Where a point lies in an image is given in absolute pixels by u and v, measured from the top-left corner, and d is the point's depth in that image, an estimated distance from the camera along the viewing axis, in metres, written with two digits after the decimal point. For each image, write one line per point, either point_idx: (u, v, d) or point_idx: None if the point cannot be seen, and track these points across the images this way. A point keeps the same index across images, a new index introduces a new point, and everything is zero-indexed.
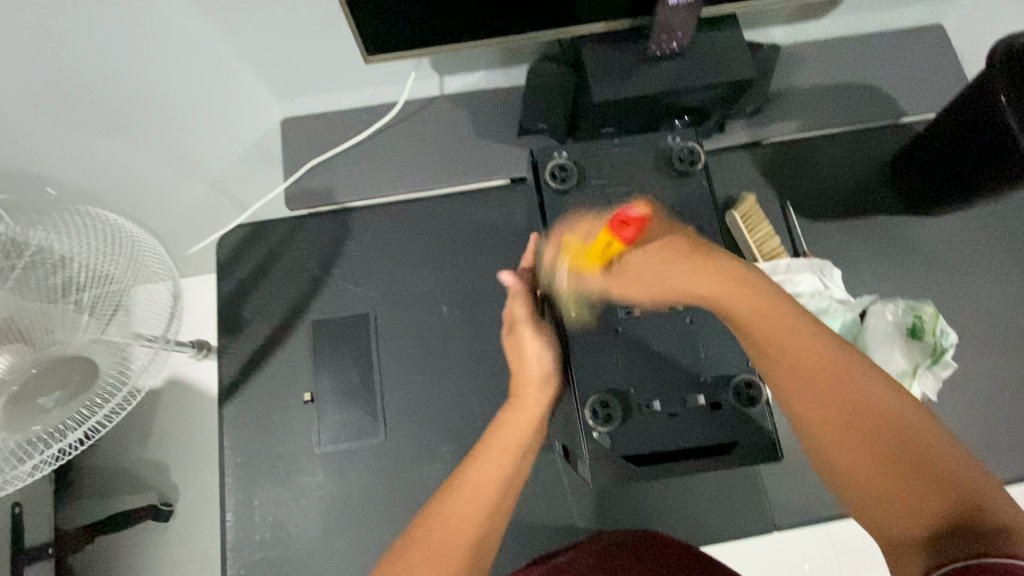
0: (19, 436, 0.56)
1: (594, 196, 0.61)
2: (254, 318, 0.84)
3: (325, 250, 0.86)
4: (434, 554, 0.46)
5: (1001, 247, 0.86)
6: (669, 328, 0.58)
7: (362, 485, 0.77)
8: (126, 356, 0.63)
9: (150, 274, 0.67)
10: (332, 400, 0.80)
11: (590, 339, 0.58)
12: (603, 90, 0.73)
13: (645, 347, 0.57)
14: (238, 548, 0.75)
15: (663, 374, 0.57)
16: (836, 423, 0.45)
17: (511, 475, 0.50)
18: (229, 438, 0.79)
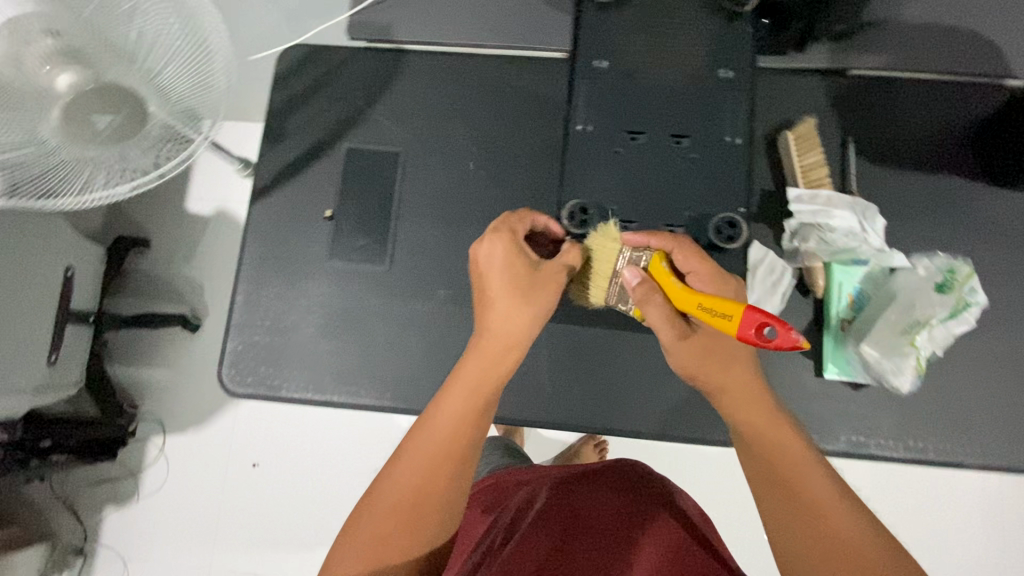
0: (71, 151, 0.64)
1: (632, 26, 0.70)
2: (296, 131, 0.87)
3: (374, 84, 0.89)
4: (425, 465, 0.55)
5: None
6: (663, 159, 0.69)
7: (359, 303, 0.83)
8: (177, 136, 0.69)
9: (211, 75, 0.70)
10: (349, 222, 0.85)
11: (591, 153, 0.69)
12: None
13: (637, 170, 0.69)
14: (240, 327, 0.82)
15: (644, 198, 0.68)
16: (778, 480, 0.54)
17: (479, 415, 0.58)
18: (252, 232, 0.84)
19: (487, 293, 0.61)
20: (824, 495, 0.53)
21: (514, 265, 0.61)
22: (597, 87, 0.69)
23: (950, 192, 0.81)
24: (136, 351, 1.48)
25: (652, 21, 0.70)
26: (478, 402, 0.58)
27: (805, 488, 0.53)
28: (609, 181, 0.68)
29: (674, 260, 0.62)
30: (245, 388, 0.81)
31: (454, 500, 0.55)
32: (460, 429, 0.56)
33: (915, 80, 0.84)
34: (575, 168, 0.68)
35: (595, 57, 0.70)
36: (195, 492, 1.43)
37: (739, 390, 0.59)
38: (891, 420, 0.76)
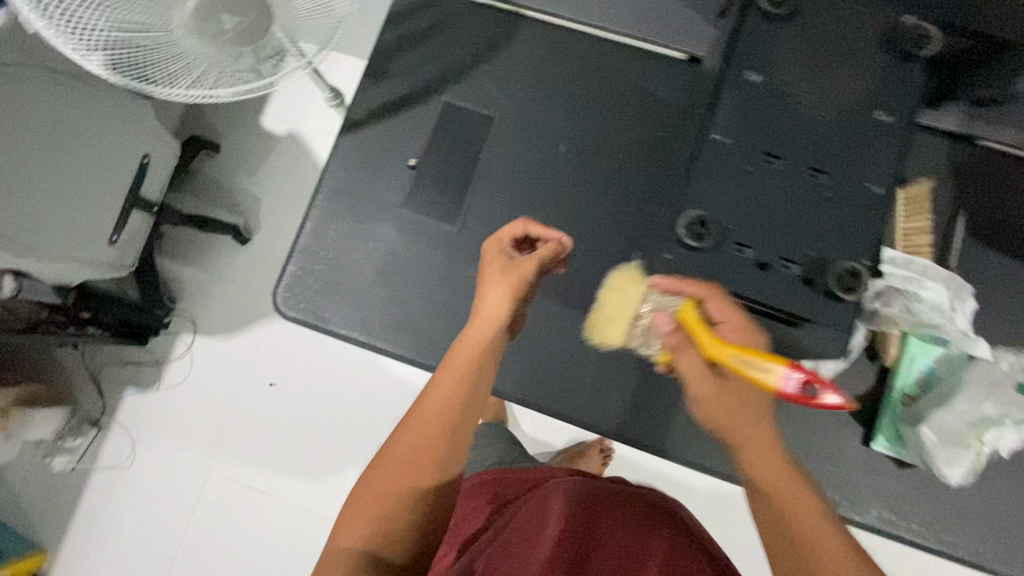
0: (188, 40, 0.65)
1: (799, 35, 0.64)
2: (398, 74, 0.86)
3: (485, 42, 0.87)
4: (417, 438, 0.56)
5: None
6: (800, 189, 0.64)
7: (421, 257, 0.83)
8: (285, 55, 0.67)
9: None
10: (430, 175, 0.84)
11: (724, 166, 0.64)
12: None
13: (768, 196, 0.63)
14: (304, 253, 0.83)
15: (769, 230, 0.63)
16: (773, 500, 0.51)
17: (468, 386, 0.59)
18: (335, 163, 0.85)
19: (484, 280, 0.65)
20: (809, 509, 0.50)
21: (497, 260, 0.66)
22: (746, 96, 0.65)
23: None
24: (186, 249, 1.52)
25: (821, 38, 0.65)
26: (462, 372, 0.59)
27: (797, 511, 0.50)
28: (737, 198, 0.63)
29: (708, 309, 0.60)
30: (296, 313, 0.82)
31: (449, 462, 0.56)
32: (451, 397, 0.58)
33: None
34: (704, 174, 0.64)
35: (751, 64, 0.65)
36: (213, 396, 1.48)
37: (762, 439, 0.55)
38: (929, 507, 0.73)
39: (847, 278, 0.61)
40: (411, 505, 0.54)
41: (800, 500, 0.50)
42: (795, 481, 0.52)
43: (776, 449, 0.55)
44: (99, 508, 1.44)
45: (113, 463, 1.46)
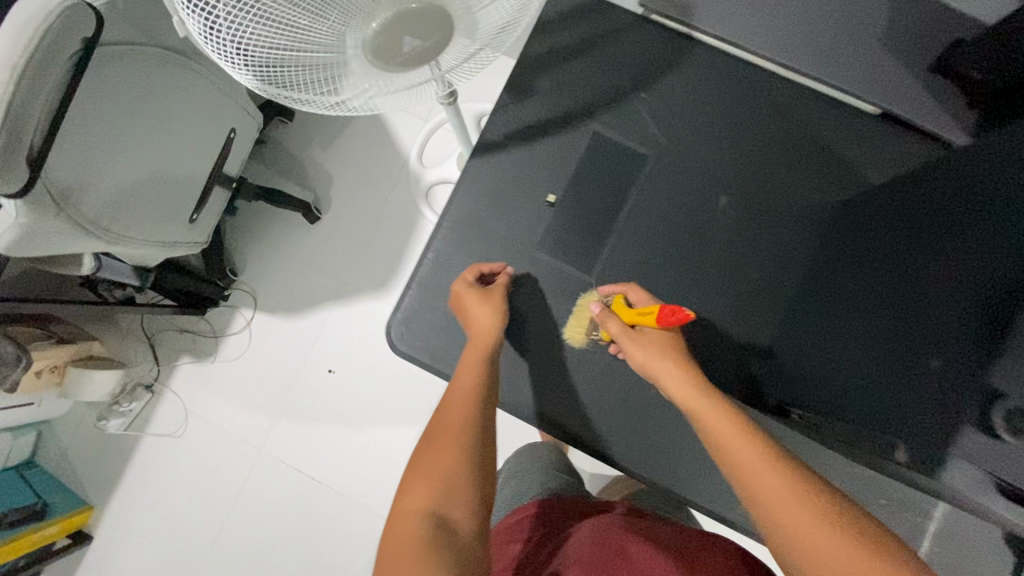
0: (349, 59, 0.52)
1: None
2: (544, 92, 0.77)
3: (647, 67, 0.76)
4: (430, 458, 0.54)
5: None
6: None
7: (551, 304, 0.75)
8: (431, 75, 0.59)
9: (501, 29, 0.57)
10: (570, 214, 0.75)
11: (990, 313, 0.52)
12: None
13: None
14: (424, 284, 0.76)
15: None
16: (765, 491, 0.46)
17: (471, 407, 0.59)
18: (466, 188, 0.76)
19: (467, 307, 0.69)
20: (768, 461, 0.48)
21: (466, 289, 0.70)
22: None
23: None
24: (252, 221, 1.45)
25: None
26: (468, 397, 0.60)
27: (759, 484, 0.47)
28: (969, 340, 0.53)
29: (635, 301, 0.69)
30: (410, 350, 0.75)
31: (488, 455, 0.56)
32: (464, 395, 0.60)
33: None
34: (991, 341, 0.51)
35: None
36: (271, 375, 1.42)
37: (729, 435, 0.52)
38: None
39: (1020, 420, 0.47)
40: (458, 478, 0.52)
41: (749, 448, 0.50)
42: (749, 436, 0.51)
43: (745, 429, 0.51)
44: (144, 476, 1.40)
45: (165, 430, 1.42)
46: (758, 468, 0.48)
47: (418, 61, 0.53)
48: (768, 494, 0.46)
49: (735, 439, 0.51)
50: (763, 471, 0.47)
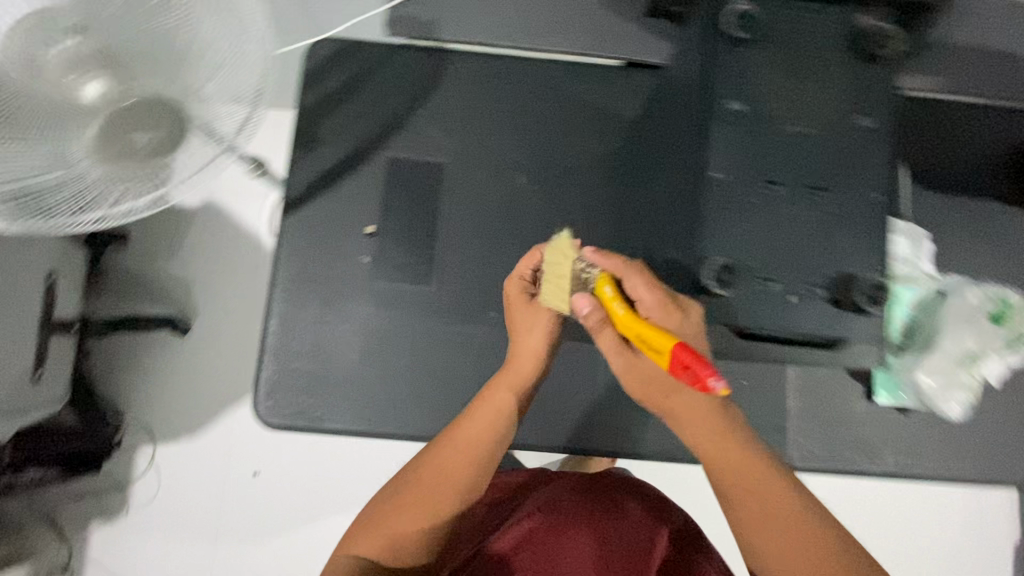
0: (103, 172, 0.55)
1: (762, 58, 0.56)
2: (330, 137, 0.80)
3: (415, 86, 0.82)
4: (410, 510, 0.59)
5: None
6: (759, 214, 0.55)
7: (404, 326, 0.78)
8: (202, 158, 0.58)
9: (245, 86, 0.59)
10: (393, 238, 0.79)
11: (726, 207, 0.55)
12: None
13: (777, 234, 0.55)
14: (276, 353, 0.76)
15: (798, 263, 0.55)
16: (749, 490, 0.51)
17: (481, 458, 0.60)
18: (284, 249, 0.77)
19: (520, 324, 0.65)
20: (743, 459, 0.53)
21: (534, 303, 0.64)
22: (747, 129, 0.55)
23: (1001, 221, 0.81)
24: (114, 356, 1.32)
25: (793, 57, 0.56)
26: (482, 438, 0.61)
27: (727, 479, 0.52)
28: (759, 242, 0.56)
29: (629, 287, 0.54)
30: (283, 419, 0.75)
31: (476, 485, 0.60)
32: (491, 436, 0.61)
33: (965, 106, 0.84)
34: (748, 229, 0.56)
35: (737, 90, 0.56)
36: (195, 499, 1.25)
37: (697, 417, 0.54)
38: (935, 442, 0.78)
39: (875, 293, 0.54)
40: (446, 519, 0.59)
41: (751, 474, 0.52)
42: (711, 411, 0.54)
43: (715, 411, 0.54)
44: None
45: None
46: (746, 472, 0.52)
47: (166, 152, 0.57)
48: (745, 490, 0.52)
49: (704, 421, 0.54)
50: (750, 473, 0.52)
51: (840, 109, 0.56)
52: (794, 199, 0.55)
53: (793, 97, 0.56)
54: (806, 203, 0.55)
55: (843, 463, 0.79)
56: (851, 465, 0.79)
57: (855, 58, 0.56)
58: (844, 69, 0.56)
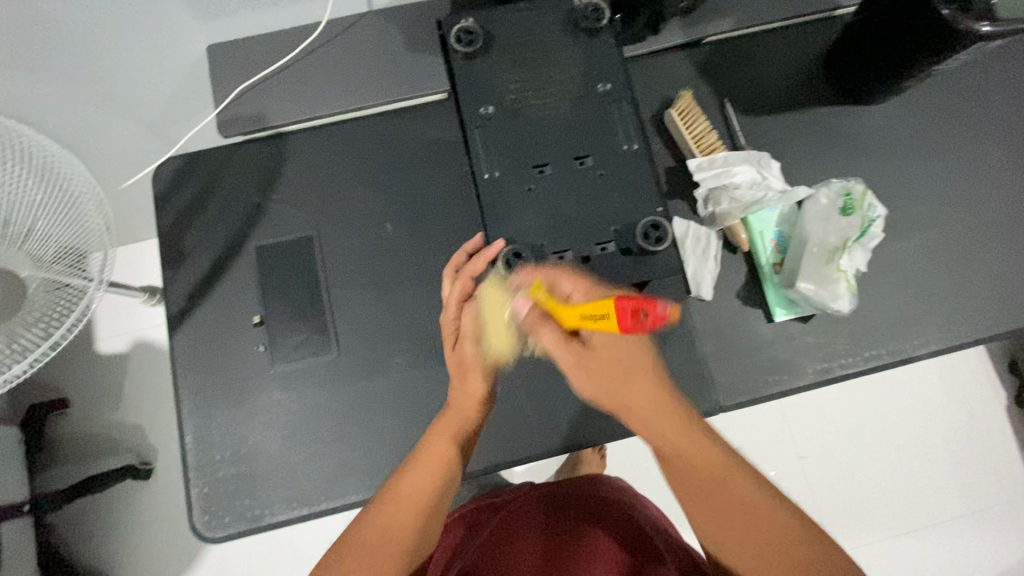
0: None
1: (502, 63, 0.61)
2: (196, 247, 0.83)
3: (262, 175, 0.85)
4: (377, 542, 0.57)
5: (944, 122, 0.86)
6: (542, 197, 0.59)
7: (317, 399, 0.79)
8: (71, 292, 0.69)
9: (87, 223, 0.73)
10: (282, 320, 0.80)
11: (507, 198, 0.59)
12: (473, 14, 0.62)
13: (560, 208, 0.59)
14: (199, 468, 0.76)
15: (577, 226, 0.59)
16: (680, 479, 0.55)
17: (438, 492, 0.61)
18: (180, 366, 0.79)
19: (455, 371, 0.66)
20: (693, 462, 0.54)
21: (461, 353, 0.65)
22: (500, 130, 0.59)
23: (829, 120, 0.87)
24: (83, 522, 1.30)
25: (521, 53, 0.61)
26: (437, 470, 0.61)
27: (732, 492, 0.53)
28: (541, 221, 0.59)
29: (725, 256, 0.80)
30: (224, 530, 0.75)
31: (431, 519, 0.60)
32: (437, 479, 0.61)
33: (761, 32, 0.90)
34: (534, 204, 0.59)
35: (481, 97, 0.60)
36: None
37: (662, 412, 0.55)
38: (845, 338, 0.81)
39: (651, 231, 0.58)
40: (410, 548, 0.57)
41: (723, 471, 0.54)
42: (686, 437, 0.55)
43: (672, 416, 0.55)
44: None
45: None
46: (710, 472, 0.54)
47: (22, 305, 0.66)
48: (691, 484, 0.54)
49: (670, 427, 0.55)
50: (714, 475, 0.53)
51: (580, 84, 0.60)
52: (558, 176, 0.60)
53: (530, 87, 0.60)
54: (578, 171, 0.60)
55: (771, 387, 0.80)
56: (780, 386, 0.80)
57: (576, 39, 0.61)
58: (569, 48, 0.61)
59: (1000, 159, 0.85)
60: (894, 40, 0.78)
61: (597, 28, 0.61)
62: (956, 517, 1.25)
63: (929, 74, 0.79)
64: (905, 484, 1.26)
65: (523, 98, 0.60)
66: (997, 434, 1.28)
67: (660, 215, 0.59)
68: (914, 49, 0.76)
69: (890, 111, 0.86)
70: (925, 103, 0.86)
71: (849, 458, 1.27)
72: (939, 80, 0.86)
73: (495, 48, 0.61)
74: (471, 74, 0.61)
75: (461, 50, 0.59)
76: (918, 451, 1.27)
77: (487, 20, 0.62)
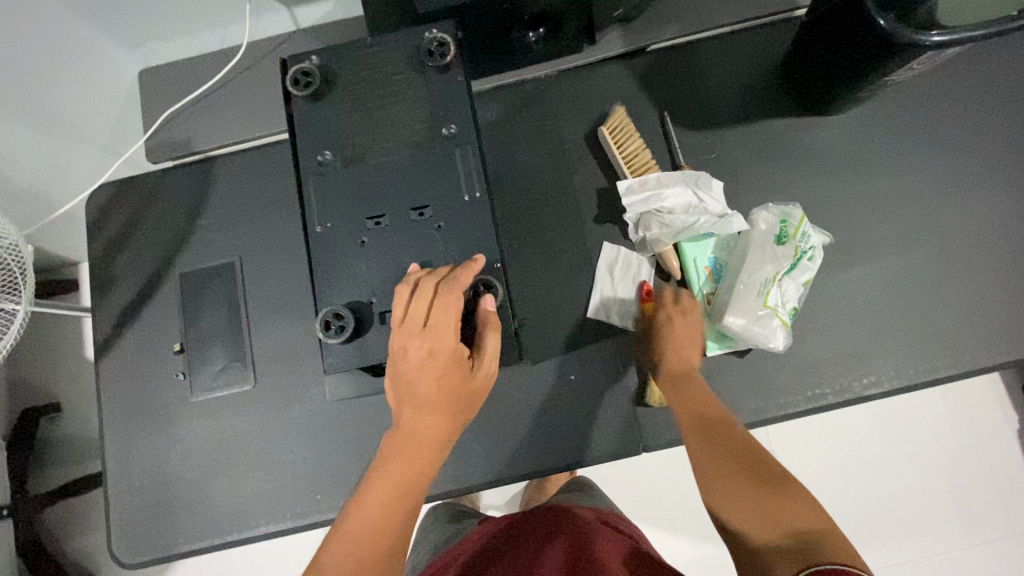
0: None
1: (346, 103, 0.59)
2: (124, 274, 0.83)
3: (189, 200, 0.85)
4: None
5: (908, 132, 0.77)
6: (375, 256, 0.57)
7: (234, 428, 0.79)
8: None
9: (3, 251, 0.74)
10: (201, 349, 0.80)
11: (335, 255, 0.57)
12: (322, 57, 0.60)
13: (402, 261, 0.57)
14: (120, 495, 0.77)
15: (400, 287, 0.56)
16: (716, 442, 0.57)
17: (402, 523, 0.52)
18: (104, 393, 0.80)
19: (411, 369, 0.50)
20: (723, 437, 0.58)
21: (424, 348, 0.50)
22: (336, 178, 0.57)
23: (779, 133, 0.80)
24: (70, 525, 1.35)
25: (366, 95, 0.59)
26: (403, 497, 0.52)
27: (744, 450, 0.56)
28: (369, 278, 0.57)
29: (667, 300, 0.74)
30: (142, 556, 0.76)
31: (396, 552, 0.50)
32: (400, 506, 0.52)
33: (709, 39, 0.84)
34: (370, 251, 0.57)
35: (318, 144, 0.58)
36: None
37: (710, 420, 0.61)
38: (785, 374, 0.74)
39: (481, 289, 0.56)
40: None
41: (752, 451, 0.56)
42: (726, 427, 0.60)
43: (724, 426, 0.60)
44: None
45: None
46: (726, 442, 0.57)
47: None
48: (724, 459, 0.55)
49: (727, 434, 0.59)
50: (733, 445, 0.57)
51: (425, 126, 0.58)
52: (397, 226, 0.57)
53: (370, 132, 0.58)
54: (415, 220, 0.57)
55: None
56: None
57: (421, 76, 0.59)
58: (416, 88, 0.59)
59: (973, 171, 0.76)
60: (848, 52, 0.69)
61: (445, 65, 0.58)
62: (964, 561, 1.10)
63: (884, 82, 0.71)
64: (910, 517, 1.12)
65: (366, 142, 0.58)
66: (1015, 465, 1.13)
67: (494, 273, 0.56)
68: (869, 62, 0.68)
69: (848, 121, 0.78)
70: (887, 112, 0.78)
71: (840, 490, 1.13)
72: (903, 86, 0.78)
73: (336, 89, 0.59)
74: (311, 115, 0.59)
75: (301, 94, 0.58)
76: (922, 484, 1.13)
77: (331, 61, 0.60)
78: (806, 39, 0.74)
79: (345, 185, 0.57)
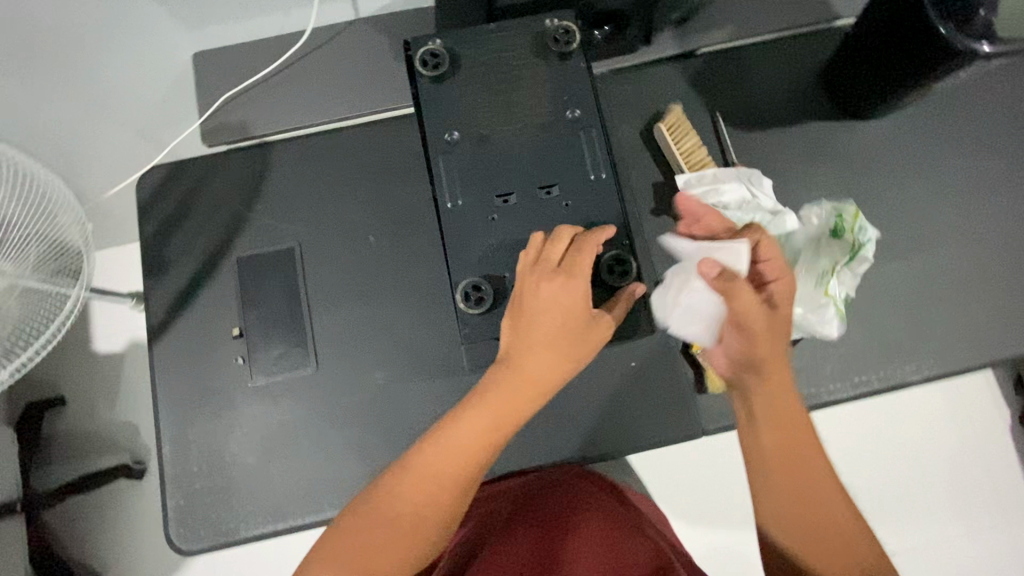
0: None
1: (473, 84, 0.64)
2: (178, 257, 0.82)
3: (246, 185, 0.84)
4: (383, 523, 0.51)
5: (943, 139, 0.83)
6: (510, 226, 0.62)
7: (295, 414, 0.78)
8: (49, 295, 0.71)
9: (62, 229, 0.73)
10: (260, 334, 0.80)
11: (469, 225, 0.62)
12: (450, 40, 0.65)
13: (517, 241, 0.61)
14: (177, 480, 0.76)
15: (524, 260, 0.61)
16: (782, 446, 0.53)
17: (456, 476, 0.53)
18: (158, 378, 0.79)
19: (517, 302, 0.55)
20: (790, 434, 0.53)
21: (527, 280, 0.55)
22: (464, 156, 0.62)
23: (825, 135, 0.84)
24: None
25: (490, 76, 0.64)
26: (460, 449, 0.53)
27: (809, 462, 0.52)
28: (497, 248, 0.61)
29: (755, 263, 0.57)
30: (201, 541, 0.75)
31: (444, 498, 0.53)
32: (457, 458, 0.53)
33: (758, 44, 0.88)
34: (498, 223, 0.62)
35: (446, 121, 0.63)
36: None
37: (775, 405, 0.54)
38: (834, 362, 0.79)
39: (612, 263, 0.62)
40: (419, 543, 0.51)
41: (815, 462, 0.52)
42: (795, 421, 0.54)
43: (792, 422, 0.54)
44: None
45: None
46: (793, 447, 0.53)
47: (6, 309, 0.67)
48: (787, 466, 0.52)
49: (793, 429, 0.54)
50: (797, 452, 0.53)
51: (548, 109, 0.63)
52: (524, 199, 0.62)
53: (497, 111, 0.63)
54: (541, 195, 0.62)
55: None
56: None
57: (546, 61, 0.64)
58: (541, 70, 0.64)
59: (1002, 178, 0.82)
60: (893, 63, 0.75)
61: (569, 51, 0.63)
62: None
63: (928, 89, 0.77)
64: None
65: (491, 124, 0.63)
66: None
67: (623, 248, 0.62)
68: (910, 72, 0.74)
69: (888, 125, 0.84)
70: (925, 118, 0.83)
71: None
72: (939, 95, 0.83)
73: (462, 71, 0.63)
74: (436, 94, 0.64)
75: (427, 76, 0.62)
76: None
77: (457, 44, 0.64)
78: (855, 47, 0.79)
79: (475, 161, 0.63)
